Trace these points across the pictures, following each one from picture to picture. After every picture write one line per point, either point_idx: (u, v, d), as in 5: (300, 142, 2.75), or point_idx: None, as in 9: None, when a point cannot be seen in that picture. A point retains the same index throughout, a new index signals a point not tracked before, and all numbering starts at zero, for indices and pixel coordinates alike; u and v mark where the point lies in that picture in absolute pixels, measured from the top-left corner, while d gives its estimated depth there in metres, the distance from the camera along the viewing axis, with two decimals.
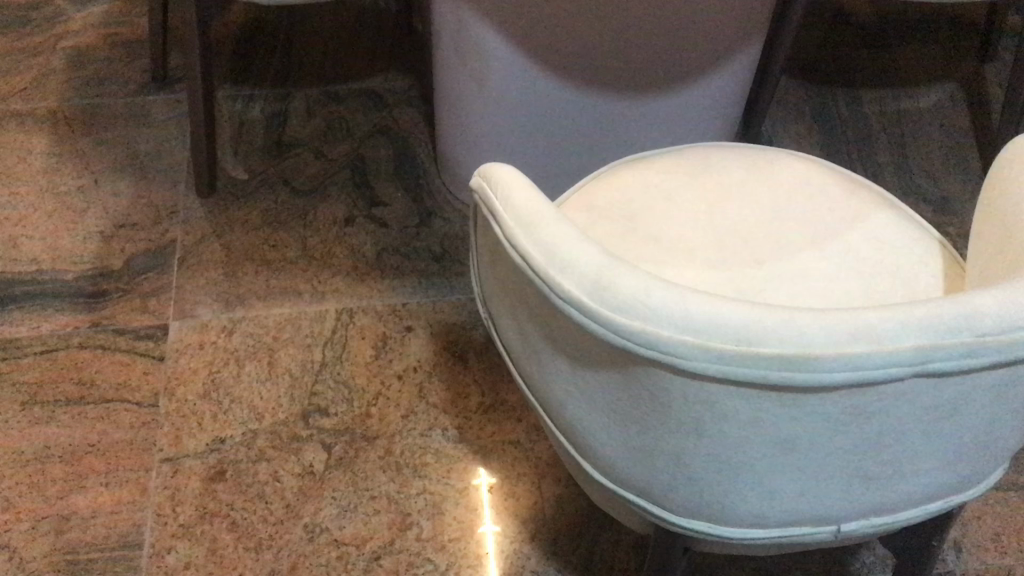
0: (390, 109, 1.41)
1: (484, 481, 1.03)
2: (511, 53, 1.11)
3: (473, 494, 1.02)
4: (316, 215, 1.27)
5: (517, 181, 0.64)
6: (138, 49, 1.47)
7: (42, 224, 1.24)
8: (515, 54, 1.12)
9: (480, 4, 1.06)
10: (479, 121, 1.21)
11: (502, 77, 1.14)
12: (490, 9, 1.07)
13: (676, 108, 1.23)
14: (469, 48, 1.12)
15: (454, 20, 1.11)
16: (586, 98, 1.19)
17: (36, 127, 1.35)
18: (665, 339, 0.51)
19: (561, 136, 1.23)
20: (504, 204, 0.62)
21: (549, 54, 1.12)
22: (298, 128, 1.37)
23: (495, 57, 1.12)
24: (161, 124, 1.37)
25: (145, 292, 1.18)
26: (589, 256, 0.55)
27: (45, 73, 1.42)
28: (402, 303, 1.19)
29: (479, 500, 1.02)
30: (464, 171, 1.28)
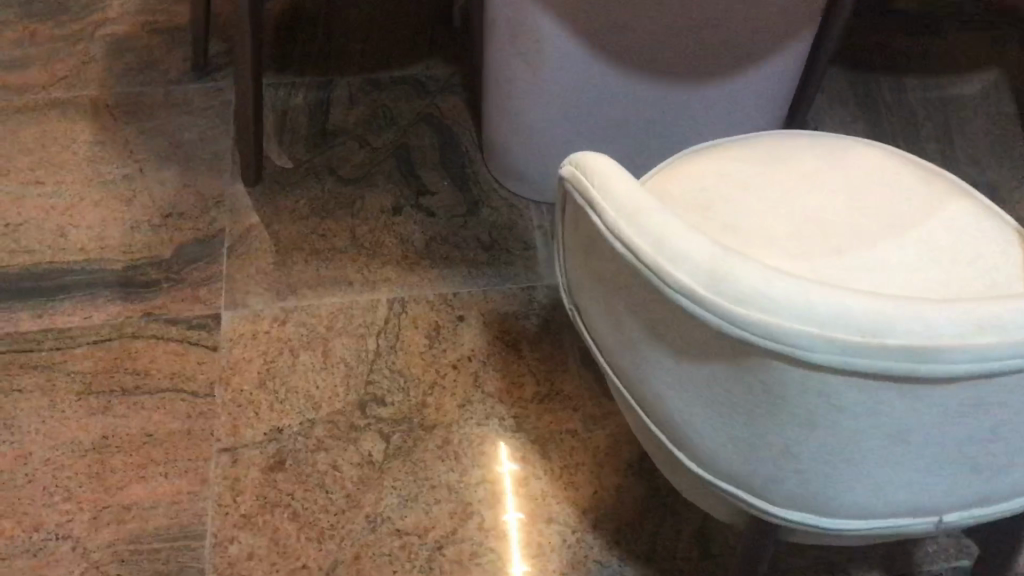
0: (433, 97, 1.40)
1: (507, 468, 1.03)
2: (566, 41, 1.11)
3: (497, 482, 1.02)
4: (364, 204, 1.27)
5: (614, 170, 0.63)
6: (178, 36, 1.46)
7: (88, 213, 1.24)
8: (571, 42, 1.11)
9: None
10: (529, 107, 1.19)
11: (556, 66, 1.13)
12: None
13: (728, 95, 1.22)
14: (524, 38, 1.11)
15: (510, 10, 1.10)
16: (638, 83, 1.18)
17: (79, 116, 1.34)
18: (787, 328, 0.50)
19: (612, 122, 1.22)
20: (602, 193, 0.62)
21: (604, 39, 1.11)
22: (341, 117, 1.37)
23: (549, 42, 1.11)
24: (204, 112, 1.36)
25: (196, 281, 1.18)
26: (701, 246, 0.55)
27: (85, 61, 1.42)
28: (454, 292, 1.18)
29: (502, 489, 1.02)
30: (512, 158, 1.26)
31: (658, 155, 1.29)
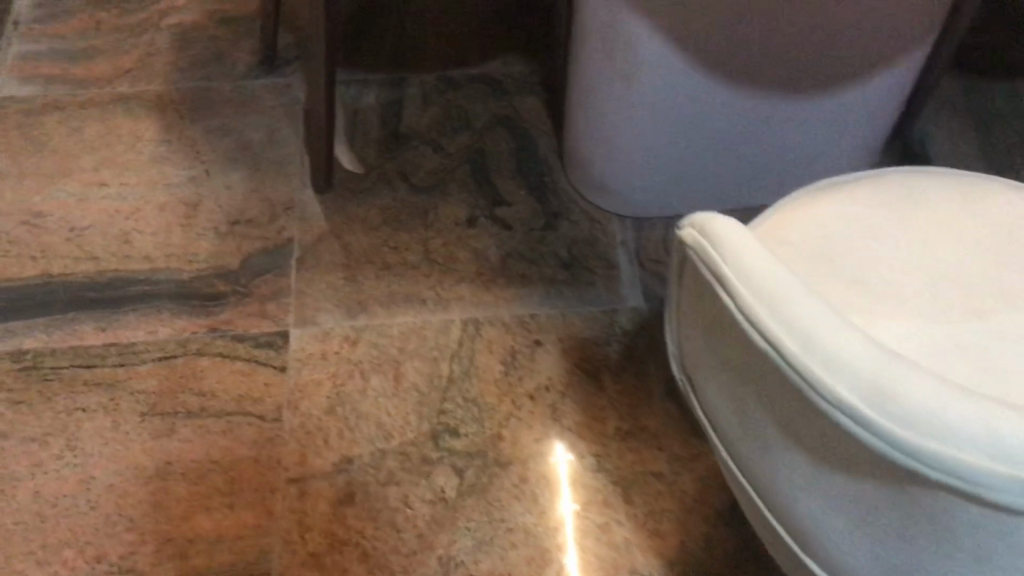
0: (510, 96, 1.33)
1: (562, 457, 1.01)
2: (667, 50, 1.00)
3: (552, 470, 1.00)
4: (437, 214, 1.21)
5: (745, 239, 0.55)
6: (246, 27, 1.40)
7: (153, 219, 1.19)
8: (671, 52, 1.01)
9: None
10: (617, 120, 1.10)
11: (652, 77, 1.03)
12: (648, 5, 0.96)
13: (838, 108, 1.11)
14: (619, 49, 1.02)
15: (606, 19, 1.00)
16: (739, 98, 1.08)
17: (144, 113, 1.29)
18: (963, 464, 0.43)
19: (708, 139, 1.12)
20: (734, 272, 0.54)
21: (704, 48, 1.01)
22: (414, 118, 1.30)
23: (646, 52, 1.01)
24: (273, 111, 1.30)
25: (264, 295, 1.13)
26: (855, 349, 0.47)
27: (150, 53, 1.36)
28: (532, 314, 1.12)
29: (558, 477, 0.99)
30: (596, 170, 1.18)
31: (757, 175, 1.19)
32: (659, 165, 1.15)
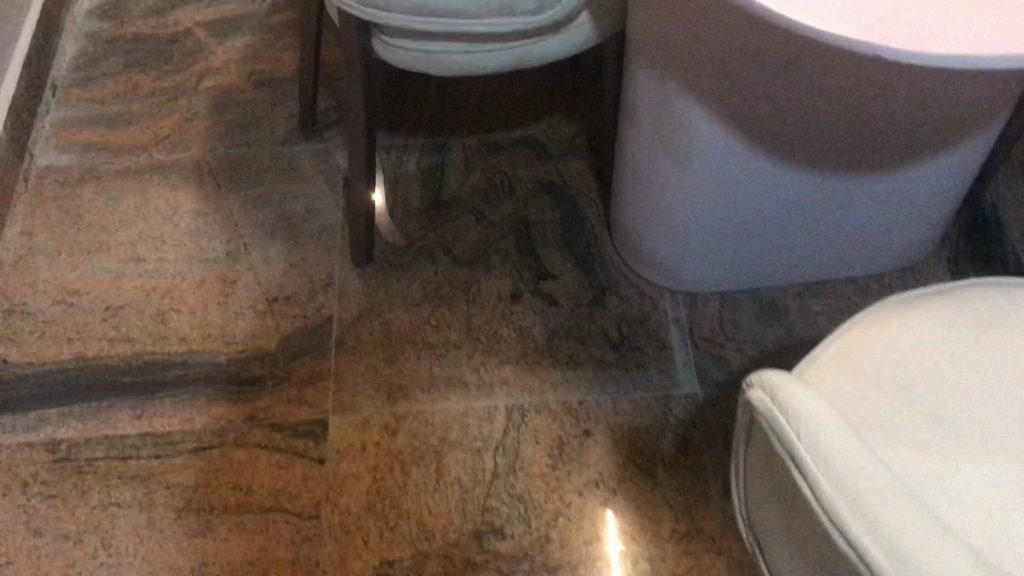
0: (556, 161, 1.28)
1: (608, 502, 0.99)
2: (721, 133, 0.95)
3: (597, 518, 0.98)
4: (481, 290, 1.16)
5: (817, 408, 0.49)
6: (285, 89, 1.37)
7: (190, 296, 1.16)
8: (725, 134, 0.95)
9: (689, 79, 0.90)
10: (669, 199, 1.05)
11: (705, 159, 0.98)
12: (700, 87, 0.90)
13: (906, 187, 1.04)
14: (671, 128, 0.97)
15: (658, 99, 0.95)
16: (802, 179, 1.01)
17: (182, 183, 1.27)
18: None
19: (766, 218, 1.06)
20: (797, 431, 0.48)
21: (763, 132, 0.95)
22: (457, 186, 1.26)
23: (698, 134, 0.95)
24: (312, 179, 1.26)
25: (303, 379, 1.09)
26: (949, 564, 0.39)
27: (188, 118, 1.33)
28: (580, 401, 1.07)
29: (603, 524, 0.98)
30: (647, 245, 1.13)
31: (822, 253, 1.12)
32: (714, 244, 1.09)
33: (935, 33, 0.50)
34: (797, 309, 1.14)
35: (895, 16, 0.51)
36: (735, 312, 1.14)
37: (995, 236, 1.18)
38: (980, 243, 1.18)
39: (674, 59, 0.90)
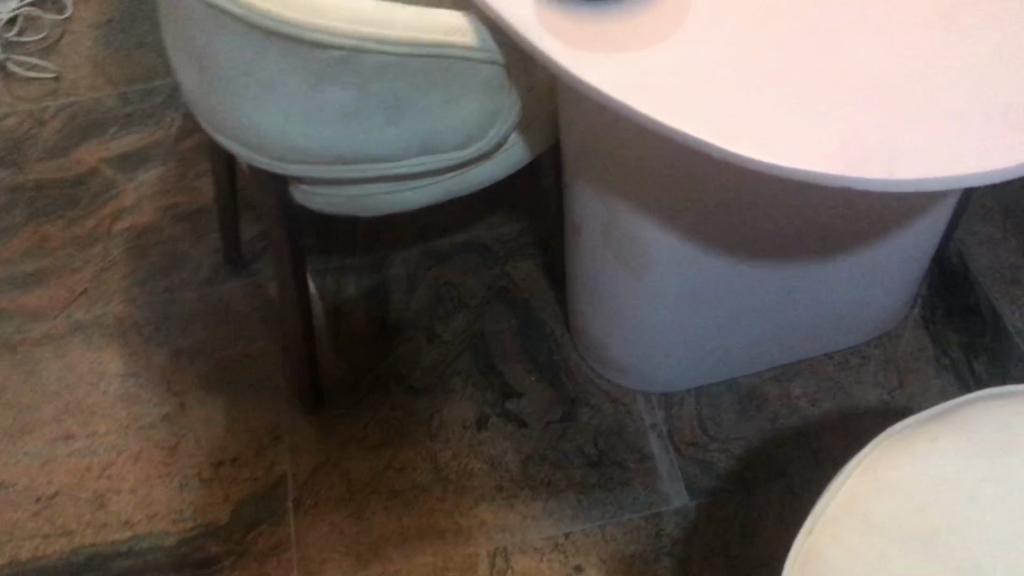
0: (503, 264, 1.21)
1: None
2: (673, 239, 0.89)
3: None
4: (443, 420, 1.08)
5: None
6: (206, 221, 1.28)
7: (128, 472, 1.06)
8: (678, 240, 0.89)
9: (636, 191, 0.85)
10: (628, 308, 0.99)
11: (660, 265, 0.92)
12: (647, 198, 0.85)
13: (870, 262, 0.99)
14: (621, 239, 0.91)
15: (603, 212, 0.90)
16: (767, 271, 0.96)
17: (105, 342, 1.17)
18: None
19: (730, 313, 1.00)
20: None
21: (719, 235, 0.89)
22: (402, 304, 1.18)
23: (650, 242, 0.90)
24: (246, 320, 1.18)
25: (263, 552, 1.00)
26: None
27: (104, 268, 1.24)
28: (565, 533, 0.99)
29: None
30: (612, 352, 1.06)
31: (797, 337, 1.06)
32: (681, 345, 1.03)
33: (905, 156, 0.47)
34: (777, 396, 1.07)
35: (861, 138, 0.48)
36: (714, 408, 1.07)
37: (967, 289, 1.13)
38: (950, 298, 1.13)
39: (616, 176, 0.85)
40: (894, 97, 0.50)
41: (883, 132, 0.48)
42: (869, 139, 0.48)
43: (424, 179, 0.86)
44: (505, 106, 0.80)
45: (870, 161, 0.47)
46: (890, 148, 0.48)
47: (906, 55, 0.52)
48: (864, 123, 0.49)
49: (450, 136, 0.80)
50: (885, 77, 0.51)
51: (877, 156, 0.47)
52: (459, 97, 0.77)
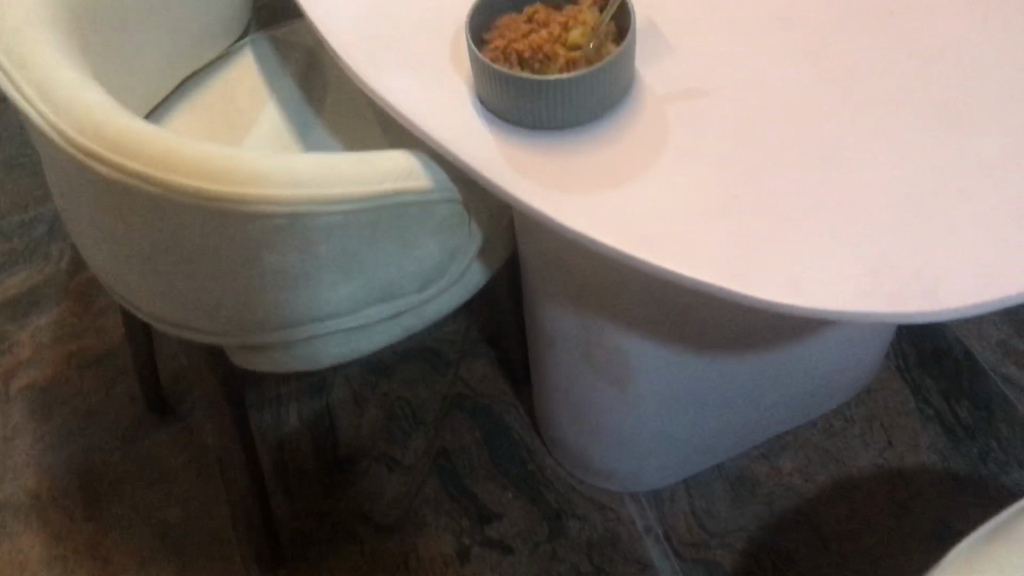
0: (455, 367, 1.12)
1: None
2: (661, 349, 0.82)
3: None
4: (420, 558, 0.98)
5: None
6: (118, 365, 1.15)
7: None
8: (665, 351, 0.82)
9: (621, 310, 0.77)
10: (610, 418, 0.91)
11: (646, 376, 0.85)
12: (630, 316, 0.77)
13: (857, 334, 0.93)
14: (603, 355, 0.83)
15: (580, 330, 0.82)
16: (755, 362, 0.89)
17: (21, 525, 1.03)
18: None
19: (718, 406, 0.94)
20: None
21: (708, 339, 0.82)
22: (353, 430, 1.08)
23: (636, 356, 0.82)
24: (182, 474, 1.06)
25: None
26: None
27: (8, 436, 1.10)
28: None
29: None
30: (594, 460, 0.98)
31: (782, 413, 1.01)
32: (668, 445, 0.96)
33: (941, 279, 0.51)
34: (768, 475, 1.02)
35: (890, 266, 0.52)
36: (707, 500, 1.01)
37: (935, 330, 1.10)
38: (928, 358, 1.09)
39: (592, 297, 0.77)
40: (911, 214, 0.54)
41: (909, 257, 0.52)
42: (899, 265, 0.52)
43: (380, 326, 0.76)
44: (463, 236, 0.70)
45: (907, 292, 0.51)
46: (920, 271, 0.51)
47: (905, 172, 0.56)
48: (888, 248, 0.53)
49: (408, 279, 0.71)
50: (897, 190, 0.55)
51: (913, 282, 0.51)
52: (416, 240, 0.68)
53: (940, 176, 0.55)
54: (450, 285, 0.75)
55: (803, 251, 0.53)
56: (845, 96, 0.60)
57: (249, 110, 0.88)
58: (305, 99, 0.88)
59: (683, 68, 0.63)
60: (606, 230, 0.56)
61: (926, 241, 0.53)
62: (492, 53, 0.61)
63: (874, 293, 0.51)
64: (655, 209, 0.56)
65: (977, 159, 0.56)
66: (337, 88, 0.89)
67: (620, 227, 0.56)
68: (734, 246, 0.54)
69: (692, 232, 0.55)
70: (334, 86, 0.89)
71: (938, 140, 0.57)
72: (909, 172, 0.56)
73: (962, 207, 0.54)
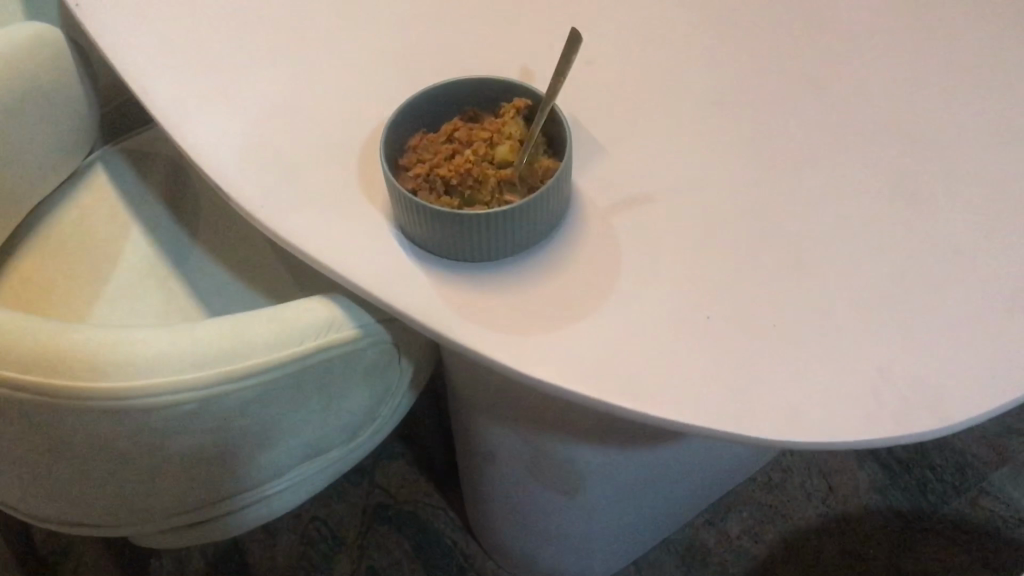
0: (370, 474, 1.03)
1: None
2: (624, 466, 0.72)
3: None
4: None
5: None
6: None
7: None
8: (628, 467, 0.73)
9: (578, 436, 0.67)
10: (558, 523, 0.84)
11: (601, 488, 0.76)
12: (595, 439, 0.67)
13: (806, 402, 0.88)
14: (555, 471, 0.74)
15: (528, 448, 0.73)
16: (717, 457, 0.81)
17: None
18: None
19: (676, 499, 0.87)
20: None
21: (677, 452, 0.74)
22: (268, 563, 0.97)
23: (592, 473, 0.73)
24: None
25: None
26: None
27: None
28: None
29: None
30: (540, 560, 0.91)
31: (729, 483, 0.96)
32: (620, 538, 0.89)
33: (949, 387, 0.46)
34: (718, 543, 0.98)
35: (893, 378, 0.47)
36: None
37: None
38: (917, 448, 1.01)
39: (543, 423, 0.68)
40: (899, 316, 0.49)
41: (910, 365, 0.47)
42: (902, 376, 0.47)
43: (305, 482, 0.67)
44: (393, 373, 0.63)
45: (915, 407, 0.46)
46: (924, 381, 0.47)
47: (882, 268, 0.52)
48: (886, 359, 0.48)
49: (334, 430, 0.63)
50: (875, 291, 0.51)
51: (921, 393, 0.46)
52: (344, 394, 0.60)
53: (922, 270, 0.51)
54: (380, 424, 0.67)
55: (795, 372, 0.48)
56: (802, 187, 0.56)
57: (114, 242, 0.77)
58: (177, 223, 0.79)
59: (622, 172, 0.57)
60: (574, 376, 0.48)
61: (919, 346, 0.48)
62: (413, 180, 0.54)
63: (880, 412, 0.46)
64: (626, 344, 0.50)
65: (953, 247, 0.52)
66: (213, 209, 0.80)
67: (592, 371, 0.48)
68: (719, 378, 0.48)
69: (671, 366, 0.48)
70: (206, 207, 0.80)
71: (909, 230, 0.53)
72: (881, 268, 0.52)
73: (951, 302, 0.50)
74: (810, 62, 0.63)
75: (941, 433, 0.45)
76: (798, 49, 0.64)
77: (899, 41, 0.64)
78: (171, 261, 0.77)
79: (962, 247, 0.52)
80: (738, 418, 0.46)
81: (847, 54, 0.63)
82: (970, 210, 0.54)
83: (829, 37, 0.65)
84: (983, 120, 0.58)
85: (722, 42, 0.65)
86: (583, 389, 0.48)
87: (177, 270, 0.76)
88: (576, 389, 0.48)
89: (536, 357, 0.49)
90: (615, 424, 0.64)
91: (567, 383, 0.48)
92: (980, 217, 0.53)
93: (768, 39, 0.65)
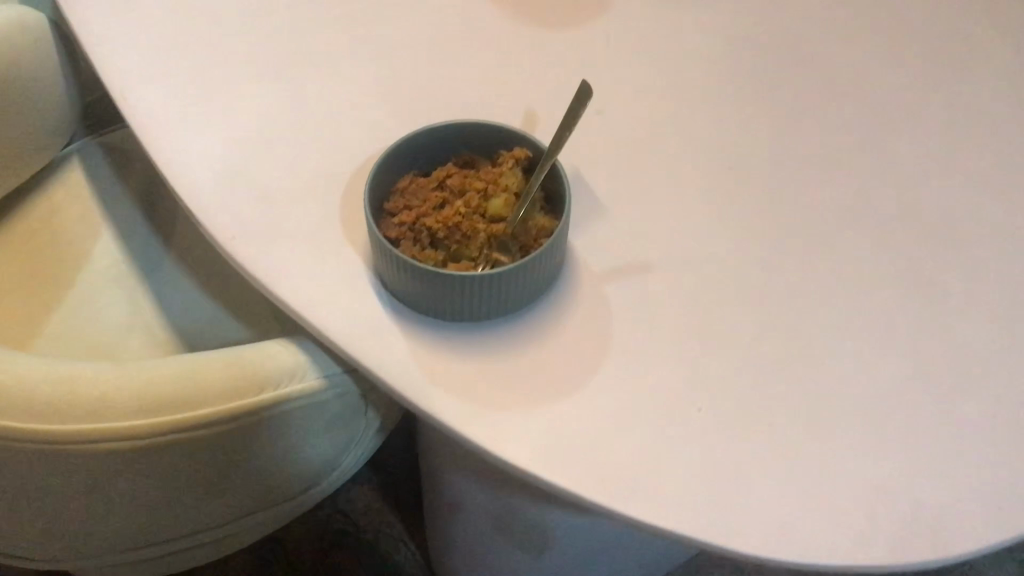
0: (333, 499, 0.99)
1: None
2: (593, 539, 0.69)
3: None
4: None
5: None
6: None
7: None
8: (598, 538, 0.69)
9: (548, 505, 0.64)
10: None
11: (567, 554, 0.73)
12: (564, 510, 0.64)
13: None
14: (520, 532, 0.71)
15: (495, 507, 0.69)
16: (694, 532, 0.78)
17: None
18: None
19: (646, 565, 0.83)
20: None
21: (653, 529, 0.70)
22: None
23: (559, 539, 0.69)
24: None
25: None
26: None
27: None
28: None
29: None
30: None
31: None
32: None
33: (949, 518, 0.43)
34: None
35: (889, 501, 0.43)
36: None
37: None
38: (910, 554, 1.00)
39: (511, 486, 0.64)
40: (903, 430, 0.46)
41: (909, 489, 0.44)
42: (900, 500, 0.43)
43: (251, 528, 0.63)
44: (359, 425, 0.59)
45: (911, 538, 0.42)
46: (923, 508, 0.43)
47: (890, 373, 0.48)
48: (884, 478, 0.44)
49: (288, 479, 0.60)
50: (880, 398, 0.47)
51: (918, 522, 0.42)
52: (304, 444, 0.57)
53: (934, 379, 0.47)
54: (342, 471, 0.64)
55: (786, 484, 0.44)
56: (813, 272, 0.52)
57: (80, 246, 0.73)
58: (150, 233, 0.74)
59: (623, 235, 0.53)
60: (546, 465, 0.45)
61: (922, 465, 0.44)
62: (398, 228, 0.50)
63: (872, 538, 0.42)
64: (607, 433, 0.46)
65: (969, 356, 0.48)
66: (186, 220, 0.75)
67: (566, 460, 0.45)
68: (703, 481, 0.44)
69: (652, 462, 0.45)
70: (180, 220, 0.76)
71: (924, 332, 0.49)
72: (891, 372, 0.48)
73: (959, 419, 0.46)
74: (832, 132, 0.59)
75: (936, 566, 0.42)
76: (821, 117, 0.60)
77: (928, 120, 0.60)
78: (137, 270, 0.72)
79: (979, 357, 0.48)
80: (719, 529, 0.42)
81: (872, 128, 0.59)
82: (990, 315, 0.50)
83: (854, 106, 0.61)
84: (1011, 217, 0.54)
85: (741, 101, 0.61)
86: (554, 480, 0.44)
87: (145, 281, 0.72)
88: (546, 479, 0.44)
89: (507, 438, 0.46)
90: (588, 512, 0.60)
91: (537, 472, 0.44)
92: (1001, 326, 0.50)
93: (790, 103, 0.61)
